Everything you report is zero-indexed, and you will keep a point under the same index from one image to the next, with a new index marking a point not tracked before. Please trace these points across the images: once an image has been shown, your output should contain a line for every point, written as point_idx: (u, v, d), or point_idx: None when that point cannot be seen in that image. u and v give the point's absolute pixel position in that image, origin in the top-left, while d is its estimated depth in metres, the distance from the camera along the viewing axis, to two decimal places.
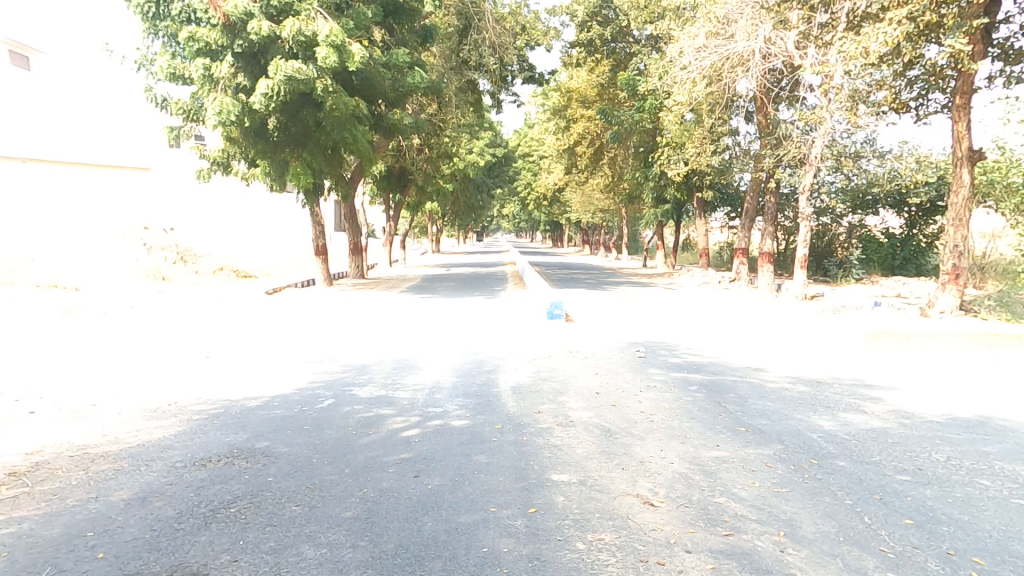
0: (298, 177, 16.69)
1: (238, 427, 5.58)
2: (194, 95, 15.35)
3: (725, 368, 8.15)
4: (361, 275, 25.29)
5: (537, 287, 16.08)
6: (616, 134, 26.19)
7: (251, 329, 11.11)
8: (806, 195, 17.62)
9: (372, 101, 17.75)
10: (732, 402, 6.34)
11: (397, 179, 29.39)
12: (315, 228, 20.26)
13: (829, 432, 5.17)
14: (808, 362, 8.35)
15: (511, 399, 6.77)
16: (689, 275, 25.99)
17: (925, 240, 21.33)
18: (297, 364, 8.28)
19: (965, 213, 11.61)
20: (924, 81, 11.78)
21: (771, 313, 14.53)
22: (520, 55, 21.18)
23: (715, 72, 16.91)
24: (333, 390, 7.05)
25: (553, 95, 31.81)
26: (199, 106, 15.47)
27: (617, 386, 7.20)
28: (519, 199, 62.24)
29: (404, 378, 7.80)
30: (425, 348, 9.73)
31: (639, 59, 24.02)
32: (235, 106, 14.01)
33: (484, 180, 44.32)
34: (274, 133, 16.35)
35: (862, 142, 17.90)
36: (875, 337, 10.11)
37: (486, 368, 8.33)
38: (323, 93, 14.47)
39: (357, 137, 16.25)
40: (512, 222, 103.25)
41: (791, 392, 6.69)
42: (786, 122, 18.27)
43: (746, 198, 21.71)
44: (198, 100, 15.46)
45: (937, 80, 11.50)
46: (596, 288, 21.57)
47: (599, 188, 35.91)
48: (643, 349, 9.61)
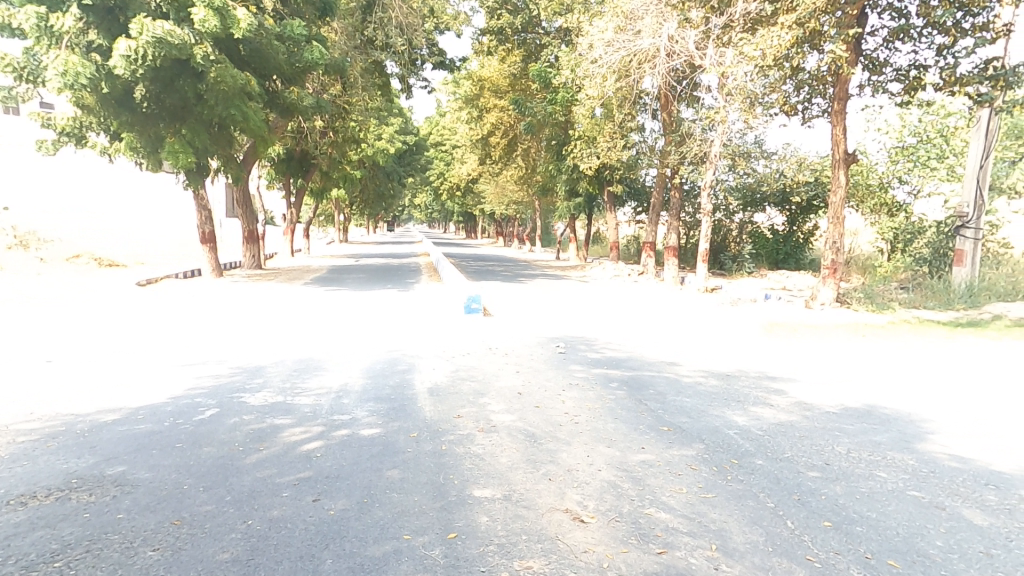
0: (175, 155, 14.60)
1: (85, 448, 4.60)
2: (29, 51, 13.05)
3: (641, 363, 8.21)
4: (258, 266, 23.27)
5: (452, 279, 15.59)
6: (529, 125, 26.15)
7: (115, 326, 9.56)
8: (707, 192, 18.58)
9: (266, 76, 16.16)
10: (652, 399, 6.33)
11: (299, 164, 27.38)
12: (201, 213, 18.17)
13: (743, 428, 5.25)
14: (715, 355, 8.63)
15: (428, 402, 6.28)
16: (600, 267, 26.70)
17: (803, 236, 23.56)
18: (174, 368, 7.17)
19: (842, 212, 12.61)
20: (808, 86, 12.68)
21: (676, 305, 15.17)
22: (431, 38, 20.37)
23: (624, 68, 17.20)
24: (217, 398, 6.14)
25: (464, 82, 31.19)
26: (35, 64, 13.17)
27: (539, 385, 6.96)
28: (431, 189, 60.88)
29: (306, 381, 7.00)
30: (330, 347, 8.88)
31: (551, 51, 24.08)
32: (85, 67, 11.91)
33: (394, 168, 42.72)
34: (143, 104, 14.29)
35: (753, 143, 19.18)
36: (769, 329, 10.80)
37: (400, 368, 7.75)
38: (203, 61, 12.91)
39: (247, 115, 14.63)
40: (425, 212, 101.15)
41: (704, 387, 6.84)
42: (689, 121, 19.15)
43: (653, 194, 22.58)
44: (34, 57, 13.16)
45: (820, 85, 12.43)
46: (513, 280, 21.50)
47: (513, 180, 35.92)
48: (563, 344, 9.51)
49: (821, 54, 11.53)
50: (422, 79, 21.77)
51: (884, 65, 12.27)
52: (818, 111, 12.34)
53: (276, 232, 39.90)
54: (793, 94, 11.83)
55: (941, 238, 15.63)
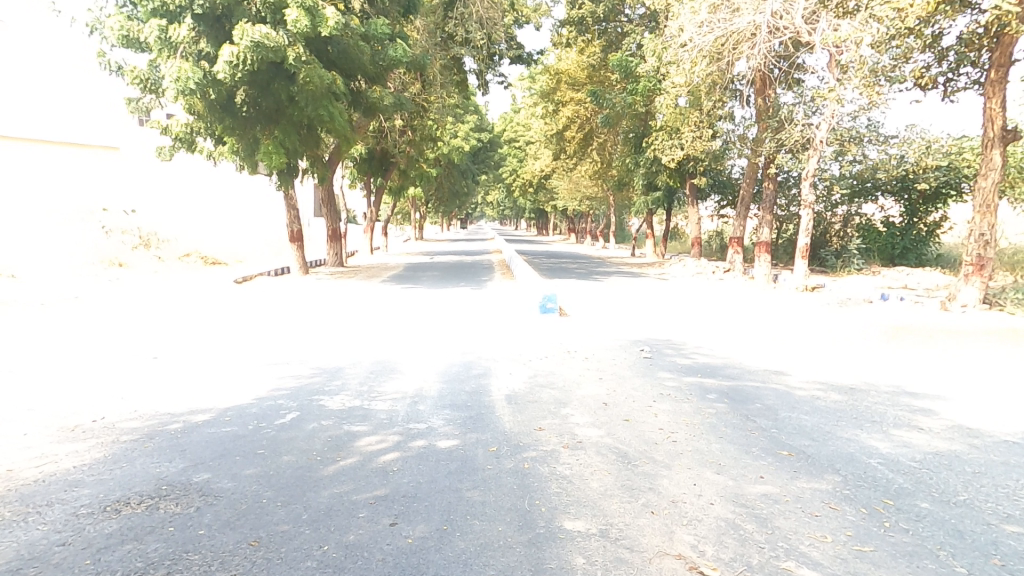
0: (270, 156, 15.27)
1: (174, 451, 4.58)
2: (153, 64, 14.00)
3: (742, 372, 7.35)
4: (340, 264, 24.09)
5: (527, 276, 15.18)
6: (607, 118, 25.26)
7: (212, 324, 9.96)
8: (810, 182, 16.91)
9: (352, 77, 16.49)
10: (761, 415, 5.52)
11: (379, 163, 28.16)
12: (290, 213, 18.96)
13: (889, 457, 4.36)
14: (834, 365, 7.58)
15: (507, 412, 5.85)
16: (680, 264, 25.27)
17: (925, 229, 20.76)
18: (259, 368, 7.26)
19: (994, 198, 10.91)
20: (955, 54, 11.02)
21: (774, 306, 13.85)
22: (509, 32, 20.01)
23: (718, 50, 16.01)
24: (298, 400, 6.06)
25: (540, 77, 30.73)
26: (157, 77, 14.12)
27: (626, 395, 6.34)
28: (503, 186, 60.92)
29: (383, 384, 6.81)
30: (407, 348, 8.73)
31: (633, 39, 23.05)
32: (194, 73, 12.70)
33: (468, 166, 43.15)
34: (242, 108, 15.00)
35: (865, 125, 17.22)
36: (895, 334, 9.48)
37: (476, 372, 7.41)
38: (295, 62, 13.32)
39: (333, 115, 14.99)
40: (496, 210, 101.90)
41: (824, 402, 5.91)
42: (788, 104, 17.55)
43: (742, 186, 20.92)
44: (156, 69, 14.09)
45: (973, 50, 10.75)
46: (588, 278, 20.74)
47: (588, 175, 35.05)
48: (648, 348, 8.80)
49: (979, 13, 9.95)
50: (500, 75, 21.55)
51: None
52: (970, 82, 10.70)
53: (356, 231, 41.46)
54: (932, 64, 10.29)
55: None
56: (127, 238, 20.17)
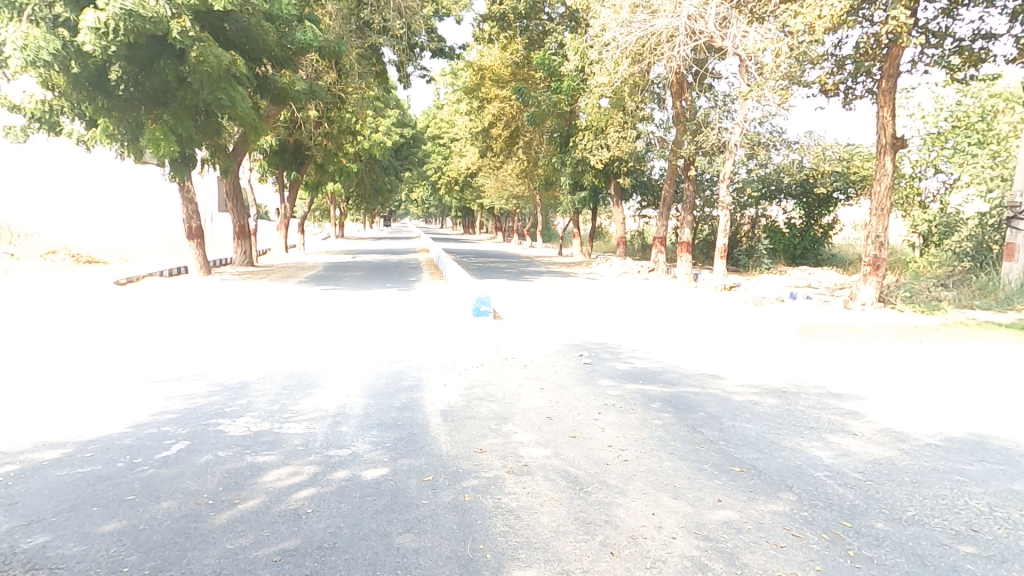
0: (157, 143, 13.55)
1: (3, 506, 3.61)
2: None
3: (680, 376, 7.24)
4: (250, 263, 22.17)
5: (455, 277, 14.57)
6: (532, 116, 25.13)
7: (84, 335, 8.54)
8: (726, 183, 17.52)
9: (255, 60, 15.05)
10: (706, 425, 5.34)
11: (293, 156, 26.34)
12: (187, 207, 17.08)
13: (836, 469, 4.27)
14: (761, 366, 7.69)
15: (442, 431, 5.28)
16: (607, 264, 25.69)
17: (822, 231, 22.51)
18: (142, 387, 6.18)
19: (887, 202, 11.72)
20: (853, 62, 11.71)
21: (695, 305, 14.23)
22: (429, 24, 19.24)
23: (638, 51, 16.17)
24: (188, 425, 5.14)
25: (464, 72, 30.08)
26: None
27: (570, 407, 5.97)
28: (429, 184, 59.62)
29: (298, 402, 6.00)
30: (326, 358, 7.88)
31: (555, 38, 23.09)
32: (46, 42, 10.88)
33: (391, 161, 41.63)
34: (119, 86, 13.20)
35: (771, 131, 18.13)
36: (809, 332, 9.90)
37: (406, 384, 6.76)
38: (181, 37, 11.96)
39: (235, 100, 13.54)
40: (422, 208, 99.79)
41: (762, 408, 5.85)
42: (704, 109, 18.22)
43: (664, 187, 21.51)
44: None
45: (867, 61, 11.50)
46: (518, 277, 20.46)
47: (515, 173, 34.89)
48: (586, 353, 8.57)
49: (876, 24, 10.55)
50: (421, 68, 20.72)
51: (942, 37, 11.28)
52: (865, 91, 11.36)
53: (268, 227, 38.69)
54: (834, 71, 10.83)
55: (986, 230, 14.88)
56: None
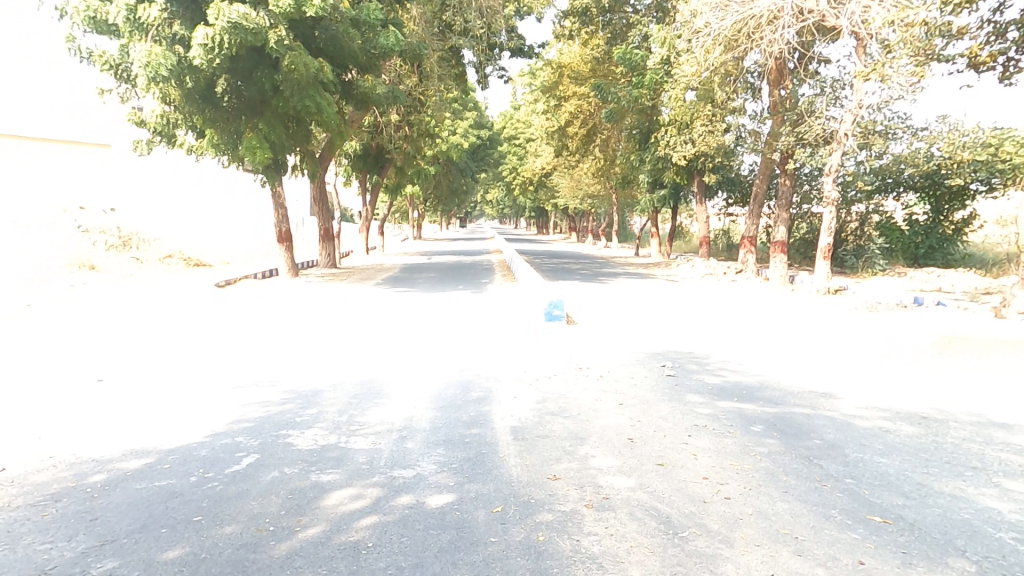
0: (254, 151, 14.24)
1: (80, 522, 3.58)
2: (123, 49, 12.84)
3: (783, 394, 6.34)
4: (333, 265, 23.06)
5: (529, 279, 14.14)
6: (611, 113, 24.26)
7: (181, 339, 8.97)
8: (832, 178, 15.77)
9: (341, 67, 15.55)
10: (825, 457, 4.48)
11: (374, 161, 27.18)
12: (277, 212, 17.93)
13: (1022, 534, 3.34)
14: (890, 386, 6.55)
15: (512, 452, 4.82)
16: (689, 265, 24.31)
17: (950, 228, 19.93)
18: (222, 393, 6.25)
19: None
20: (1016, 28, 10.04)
21: (796, 311, 12.89)
22: (510, 23, 18.93)
23: (734, 36, 14.96)
24: (260, 436, 5.04)
25: (542, 71, 29.68)
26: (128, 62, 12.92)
27: (655, 427, 5.31)
28: (504, 185, 59.94)
29: (365, 414, 5.80)
30: (398, 365, 7.72)
31: (639, 31, 22.06)
32: (165, 59, 11.64)
33: (468, 164, 42.15)
34: (224, 97, 14.12)
35: (891, 117, 16.14)
36: (947, 346, 8.48)
37: (475, 397, 6.41)
38: (278, 46, 12.41)
39: (321, 107, 13.99)
40: (496, 209, 100.73)
41: (897, 438, 4.86)
42: (805, 96, 16.66)
43: (756, 182, 19.93)
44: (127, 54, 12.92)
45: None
46: (594, 279, 19.73)
47: (591, 172, 34.08)
48: (670, 364, 7.81)
49: None
50: (499, 68, 20.54)
51: None
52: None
53: (351, 230, 40.43)
54: (990, 40, 9.27)
55: None
56: (107, 238, 19.54)
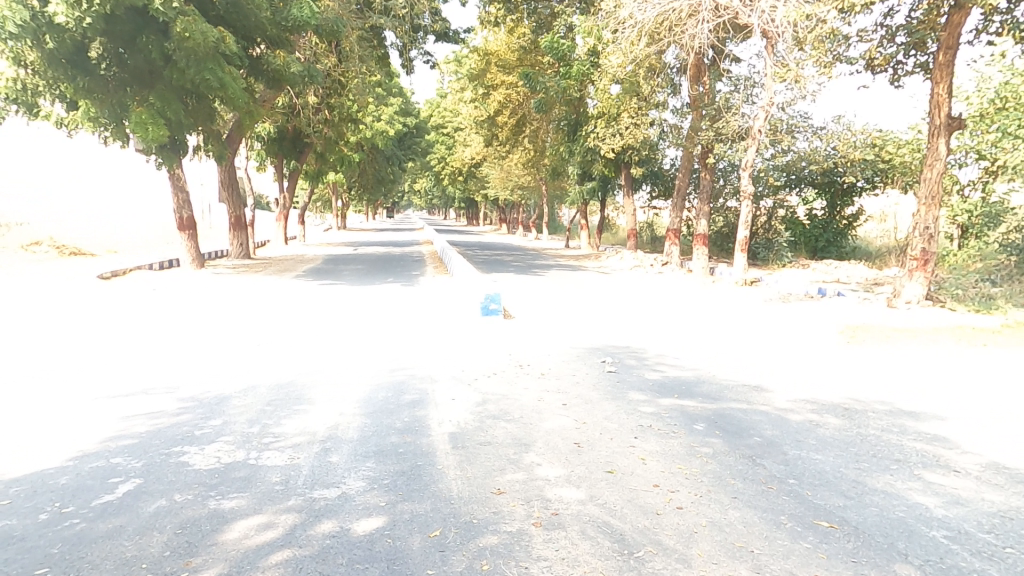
0: (145, 127, 12.63)
1: None
2: None
3: (719, 388, 6.34)
4: (246, 255, 21.30)
5: (461, 271, 13.66)
6: (539, 102, 24.12)
7: (52, 339, 7.71)
8: (748, 172, 16.41)
9: (246, 38, 14.29)
10: (768, 455, 4.41)
11: (292, 144, 25.47)
12: (179, 196, 16.22)
13: (958, 531, 3.37)
14: (813, 376, 6.72)
15: (451, 463, 4.39)
16: (617, 257, 24.80)
17: (845, 222, 21.72)
18: (100, 404, 5.33)
19: (939, 190, 10.83)
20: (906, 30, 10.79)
21: (715, 302, 13.36)
22: (434, 5, 18.18)
23: (657, 29, 15.16)
24: (146, 456, 4.27)
25: (470, 59, 29.04)
26: None
27: (601, 430, 5.11)
28: (432, 175, 58.69)
29: (282, 423, 5.14)
30: (319, 365, 7.04)
31: (564, 21, 22.18)
32: (12, 11, 10.13)
33: (394, 151, 40.76)
34: (100, 65, 12.54)
35: (797, 116, 17.14)
36: (852, 334, 8.97)
37: (408, 400, 5.90)
38: (164, 9, 11.16)
39: (225, 82, 12.57)
40: (425, 199, 98.67)
41: (829, 430, 4.91)
42: (722, 92, 17.33)
43: (679, 176, 20.59)
44: None
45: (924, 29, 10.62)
46: (526, 271, 19.56)
47: (521, 163, 33.97)
48: (609, 360, 7.69)
49: None
50: (424, 53, 19.74)
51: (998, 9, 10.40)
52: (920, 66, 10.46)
53: (268, 218, 37.84)
54: (884, 44, 9.86)
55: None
56: None
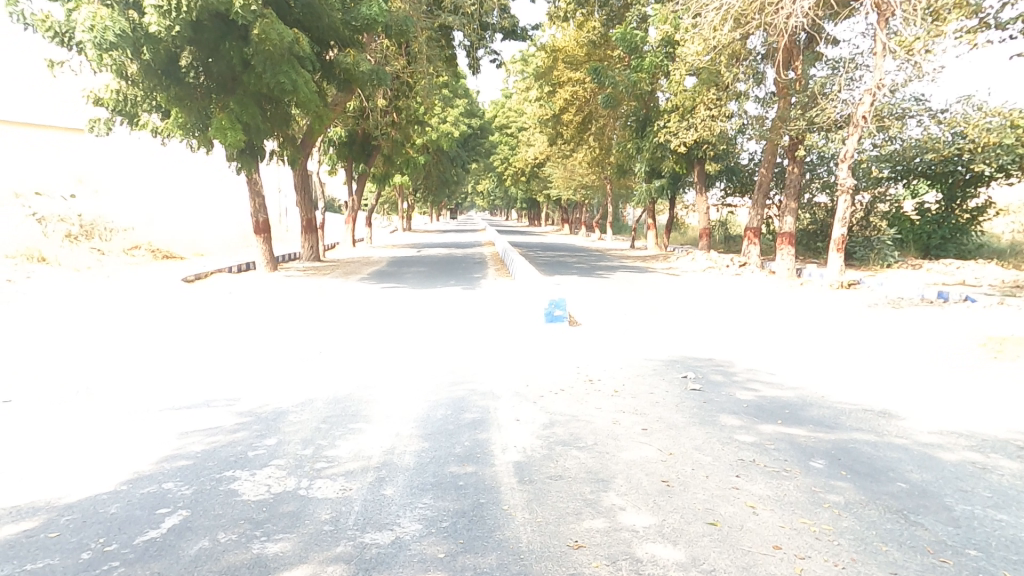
0: (224, 132, 12.98)
1: None
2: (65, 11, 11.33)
3: (834, 412, 5.38)
4: (316, 258, 21.82)
5: (525, 273, 13.08)
6: (608, 97, 23.20)
7: (131, 345, 7.86)
8: (847, 164, 14.79)
9: (320, 42, 14.49)
10: (923, 512, 3.51)
11: (360, 148, 25.98)
12: (255, 201, 16.71)
13: None
14: (958, 404, 5.58)
15: (520, 503, 3.79)
16: (689, 258, 23.42)
17: (965, 216, 19.41)
18: (160, 419, 5.17)
19: None
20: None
21: (809, 307, 12.04)
22: (502, 2, 17.84)
23: (745, 11, 13.92)
24: (195, 482, 3.97)
25: (536, 57, 28.48)
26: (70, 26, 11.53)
27: (694, 464, 4.33)
28: (495, 177, 58.80)
29: (337, 445, 4.75)
30: (379, 377, 6.67)
31: (636, 11, 21.25)
32: (109, 20, 10.55)
33: (457, 152, 41.02)
34: (190, 73, 13.17)
35: (909, 99, 15.24)
36: (997, 350, 7.59)
37: (469, 420, 5.38)
38: (243, 12, 11.26)
39: (297, 84, 12.68)
40: (487, 201, 99.38)
41: (999, 482, 3.91)
42: (816, 78, 15.80)
43: (761, 170, 19.04)
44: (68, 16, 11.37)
45: None
46: (592, 273, 18.75)
47: (586, 161, 33.11)
48: (692, 375, 6.83)
49: None
50: (491, 52, 19.41)
51: None
52: None
53: (337, 222, 39.07)
54: None
55: None
56: (69, 226, 18.20)
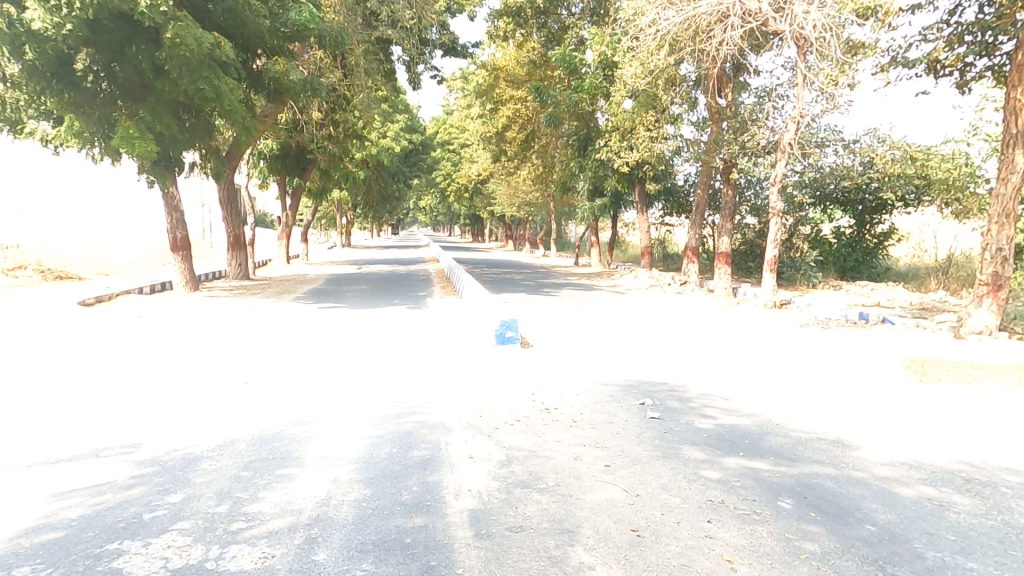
0: (130, 141, 11.70)
1: None
2: None
3: (793, 442, 5.25)
4: (245, 275, 20.38)
5: (470, 292, 12.62)
6: (550, 116, 23.36)
7: (7, 385, 6.72)
8: (777, 188, 15.43)
9: (247, 47, 13.64)
10: (901, 561, 3.33)
11: (295, 160, 24.78)
12: (173, 214, 15.36)
13: None
14: (905, 430, 5.63)
15: (476, 566, 3.30)
16: (632, 275, 23.79)
17: (874, 240, 20.91)
18: (36, 476, 4.31)
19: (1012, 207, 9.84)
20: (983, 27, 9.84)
21: (747, 327, 12.32)
22: (442, 18, 17.60)
23: (679, 38, 14.37)
24: (68, 564, 3.21)
25: (477, 75, 28.31)
26: None
27: (663, 507, 4.00)
28: (438, 193, 58.16)
29: (259, 498, 4.07)
30: (313, 411, 5.99)
31: (575, 34, 21.70)
32: None
33: (399, 167, 40.21)
34: (89, 77, 12.01)
35: (826, 129, 16.22)
36: (923, 372, 7.90)
37: (416, 460, 4.83)
38: (150, 12, 10.31)
39: (220, 91, 11.66)
40: (430, 216, 98.20)
41: (964, 522, 3.82)
42: (745, 105, 16.52)
43: (698, 191, 19.66)
44: None
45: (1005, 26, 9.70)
46: (538, 291, 18.55)
47: (528, 179, 33.26)
48: (649, 401, 6.58)
49: None
50: (432, 68, 19.04)
51: None
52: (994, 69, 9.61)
53: (269, 237, 37.05)
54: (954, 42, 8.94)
55: None
56: None
